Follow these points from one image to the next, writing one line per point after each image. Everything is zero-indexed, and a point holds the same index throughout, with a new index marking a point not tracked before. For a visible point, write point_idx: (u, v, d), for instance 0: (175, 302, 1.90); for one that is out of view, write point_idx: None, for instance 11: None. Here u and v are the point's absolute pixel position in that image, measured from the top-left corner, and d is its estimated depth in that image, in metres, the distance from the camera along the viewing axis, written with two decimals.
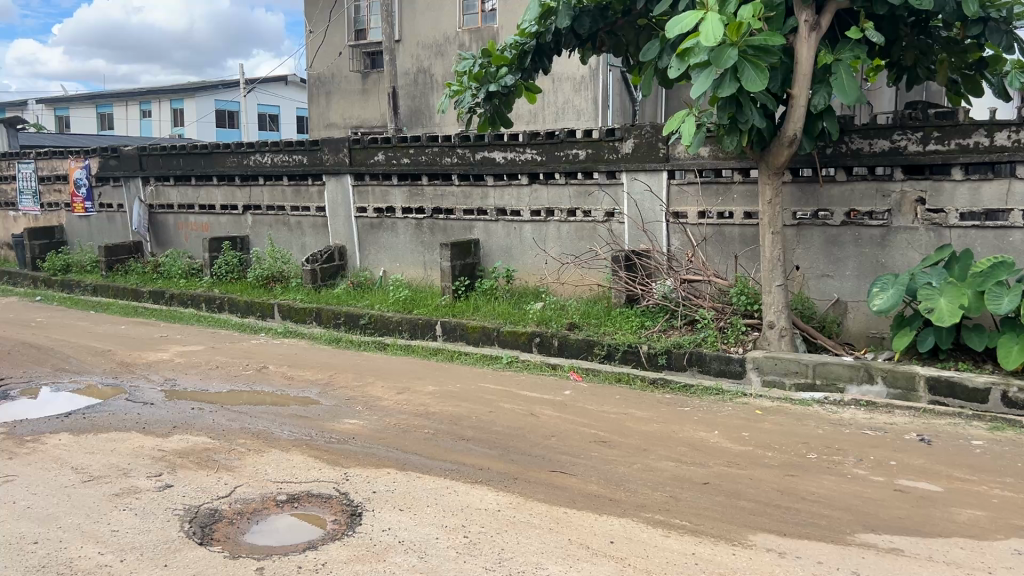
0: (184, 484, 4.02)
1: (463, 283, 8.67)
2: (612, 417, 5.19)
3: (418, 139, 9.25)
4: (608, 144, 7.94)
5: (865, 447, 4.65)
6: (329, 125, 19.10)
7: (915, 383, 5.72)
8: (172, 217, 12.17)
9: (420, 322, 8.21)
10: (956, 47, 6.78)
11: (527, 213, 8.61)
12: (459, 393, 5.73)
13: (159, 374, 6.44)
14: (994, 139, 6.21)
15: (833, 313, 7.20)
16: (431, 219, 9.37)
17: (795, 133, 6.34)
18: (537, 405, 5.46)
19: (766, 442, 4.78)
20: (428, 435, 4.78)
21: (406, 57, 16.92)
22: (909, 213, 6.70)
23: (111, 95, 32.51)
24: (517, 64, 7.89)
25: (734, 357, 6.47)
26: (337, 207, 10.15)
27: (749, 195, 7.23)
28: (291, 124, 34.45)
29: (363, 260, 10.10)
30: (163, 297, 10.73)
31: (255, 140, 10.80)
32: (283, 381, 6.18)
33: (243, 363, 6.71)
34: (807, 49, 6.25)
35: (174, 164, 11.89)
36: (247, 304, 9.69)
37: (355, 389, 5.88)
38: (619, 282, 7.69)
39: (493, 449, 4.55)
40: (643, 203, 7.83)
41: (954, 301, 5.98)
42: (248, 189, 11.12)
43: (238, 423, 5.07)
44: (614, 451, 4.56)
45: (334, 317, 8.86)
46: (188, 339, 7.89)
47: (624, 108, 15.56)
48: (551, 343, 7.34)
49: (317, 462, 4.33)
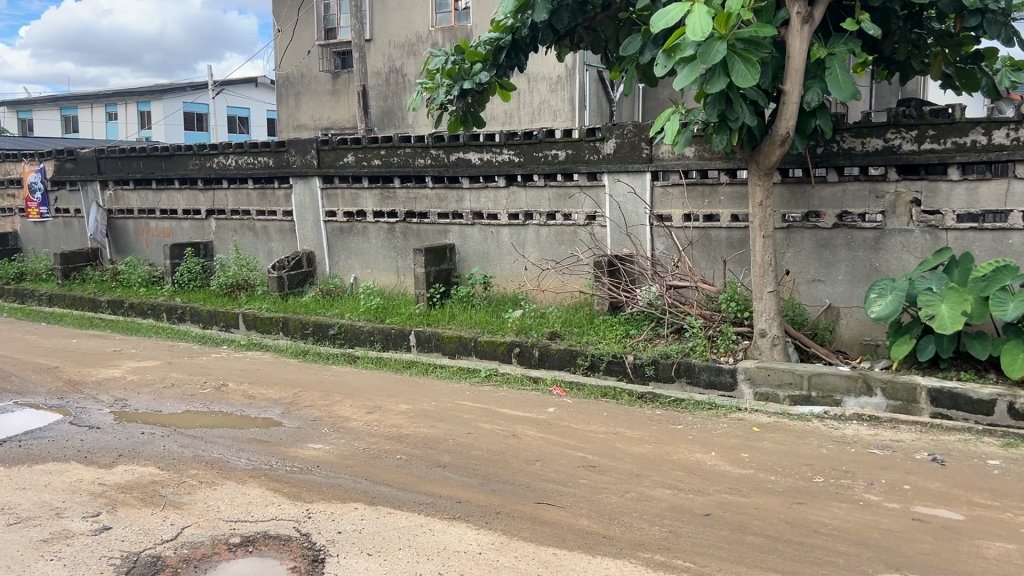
0: (124, 527, 3.57)
1: (438, 290, 8.26)
2: (600, 437, 4.81)
3: (390, 139, 8.82)
4: (589, 144, 7.58)
5: (875, 469, 4.30)
6: (299, 127, 18.58)
7: (916, 395, 5.40)
8: (132, 223, 11.63)
9: (392, 332, 7.76)
10: (950, 40, 6.54)
11: (504, 216, 8.22)
12: (434, 412, 5.31)
13: (108, 393, 5.95)
14: (992, 137, 5.92)
15: (825, 320, 6.87)
16: (404, 223, 8.96)
17: (787, 131, 6.01)
18: (519, 424, 5.06)
19: (768, 464, 4.41)
20: (401, 462, 4.36)
21: (378, 57, 16.49)
22: (904, 214, 6.40)
23: (75, 97, 31.68)
24: (493, 60, 7.47)
25: (724, 367, 6.11)
26: (305, 211, 9.70)
27: (736, 196, 6.90)
28: (261, 126, 33.83)
29: (332, 266, 9.64)
30: (122, 307, 10.19)
31: (218, 142, 10.29)
32: (244, 401, 5.72)
33: (201, 380, 6.24)
34: (799, 43, 5.90)
35: (134, 167, 11.34)
36: (210, 313, 9.20)
37: (321, 409, 5.45)
38: (602, 289, 7.29)
39: (472, 478, 4.14)
40: (626, 205, 7.47)
41: (956, 308, 5.67)
42: (211, 193, 10.61)
43: (192, 450, 4.62)
44: (603, 477, 4.17)
45: (302, 326, 8.40)
46: (142, 353, 7.40)
47: (602, 108, 15.22)
48: (531, 354, 6.94)
49: (277, 497, 3.89)
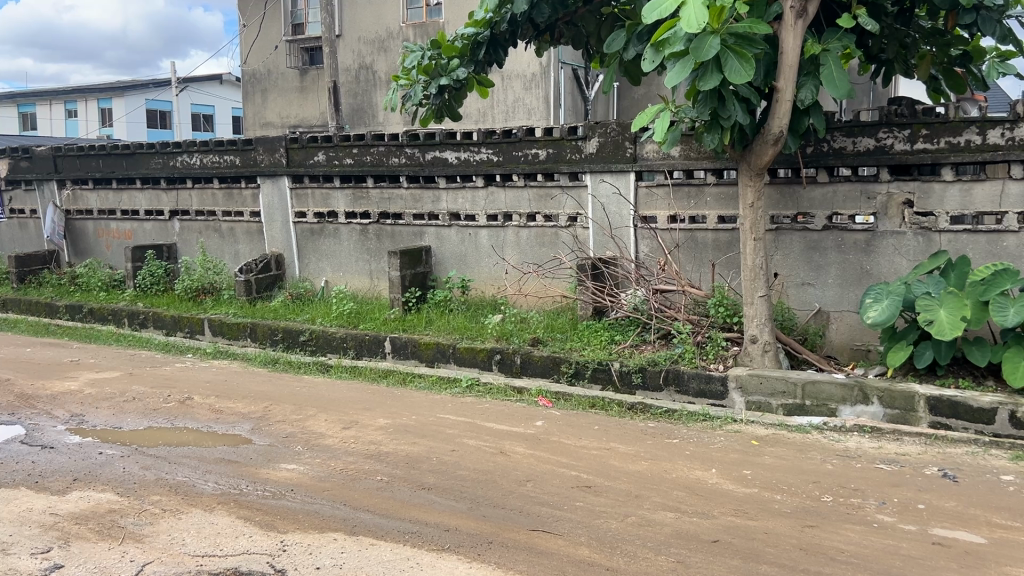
0: (78, 564, 3.22)
1: (414, 294, 7.93)
2: (592, 454, 4.53)
3: (363, 138, 8.49)
4: (571, 143, 7.31)
5: (885, 487, 4.06)
6: (266, 125, 18.11)
7: (915, 403, 5.19)
8: (91, 224, 11.14)
9: (367, 338, 7.43)
10: (940, 39, 6.29)
11: (482, 217, 7.91)
12: (415, 427, 5.00)
13: (63, 408, 5.56)
14: (987, 137, 5.75)
15: (815, 324, 6.66)
16: (377, 225, 8.62)
17: (780, 130, 5.76)
18: (506, 440, 4.77)
19: (773, 481, 4.17)
20: (382, 484, 4.06)
21: (348, 53, 16.11)
22: (896, 216, 6.20)
23: (33, 94, 30.81)
24: (470, 55, 7.22)
25: (714, 375, 5.87)
26: (273, 211, 9.32)
27: (723, 197, 6.67)
28: (226, 124, 33.15)
29: (302, 269, 9.26)
30: (80, 312, 9.73)
31: (182, 140, 9.86)
32: (211, 416, 5.36)
33: (164, 393, 5.86)
34: (792, 38, 5.65)
35: (93, 166, 10.87)
36: (174, 318, 8.79)
37: (293, 425, 5.12)
38: (585, 293, 6.99)
39: (459, 502, 3.84)
40: (610, 206, 7.21)
41: (955, 313, 5.44)
42: (175, 193, 10.17)
43: (154, 473, 4.26)
44: (601, 499, 3.89)
45: (271, 332, 8.03)
46: (101, 363, 6.99)
47: (577, 107, 14.98)
48: (512, 362, 6.65)
49: (248, 526, 3.56)
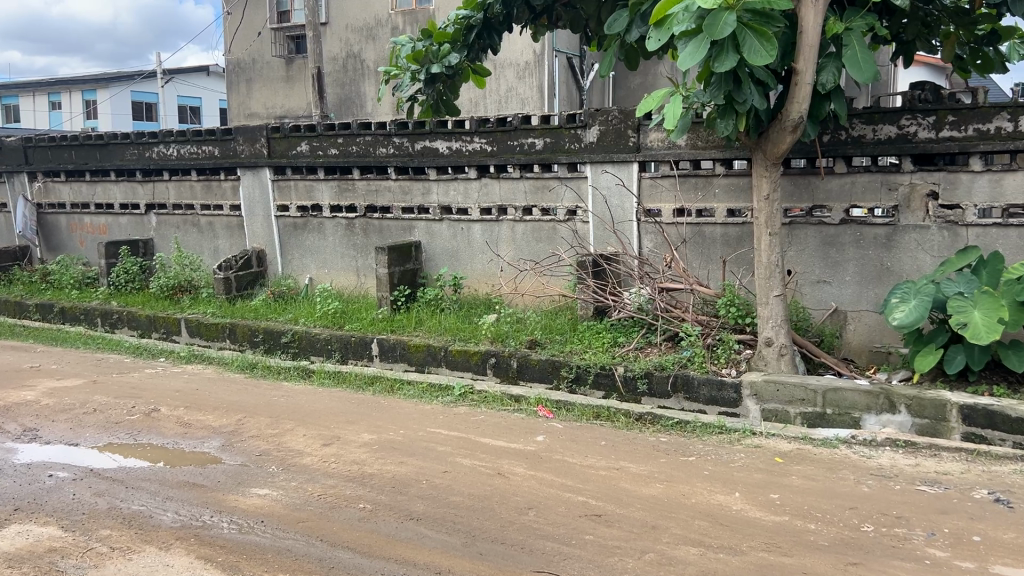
0: None
1: (403, 292, 7.44)
2: (600, 475, 4.06)
3: (348, 127, 7.99)
4: (570, 132, 6.83)
5: (931, 515, 3.60)
6: (250, 115, 17.56)
7: (947, 413, 4.75)
8: (64, 218, 10.60)
9: (352, 340, 6.94)
10: (965, 18, 5.71)
11: (475, 211, 7.43)
12: (403, 444, 4.52)
13: (16, 422, 5.05)
14: (1019, 123, 5.28)
15: (831, 325, 6.19)
16: (363, 219, 8.12)
17: (799, 116, 5.26)
18: (505, 458, 4.30)
19: (804, 508, 3.70)
20: (365, 514, 3.58)
21: (334, 41, 15.58)
22: (919, 209, 5.74)
23: (16, 87, 30.17)
24: (462, 40, 6.74)
25: (727, 381, 5.40)
26: (254, 205, 8.80)
27: (733, 189, 6.21)
28: (212, 116, 32.50)
29: (285, 266, 8.76)
30: (51, 312, 9.21)
31: (158, 129, 9.31)
32: (178, 430, 4.86)
33: (128, 405, 5.36)
34: (813, 16, 5.11)
35: (65, 157, 10.31)
36: (149, 319, 8.27)
37: (268, 441, 4.63)
38: (586, 292, 6.52)
39: (452, 536, 3.37)
40: (612, 199, 6.74)
41: (991, 314, 4.98)
42: (151, 185, 9.64)
43: (107, 501, 3.77)
44: (614, 532, 3.42)
45: (251, 333, 7.53)
46: (64, 369, 6.47)
47: (572, 97, 14.48)
48: (508, 365, 6.18)
49: (208, 569, 3.08)
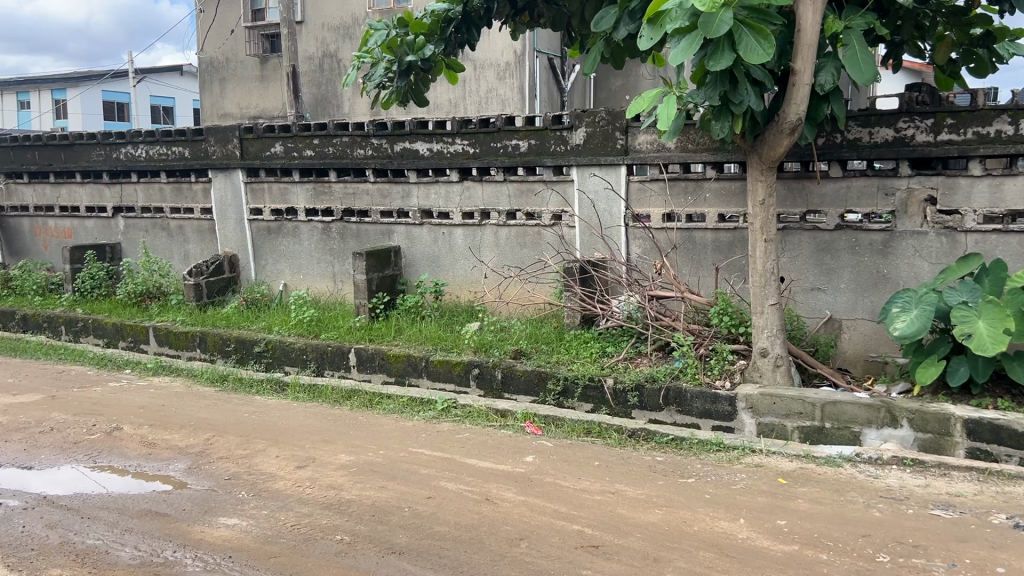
0: None
1: (381, 299, 7.14)
2: (594, 501, 3.80)
3: (324, 127, 7.69)
4: (555, 134, 6.56)
5: (950, 543, 3.38)
6: (224, 115, 17.16)
7: (951, 427, 4.54)
8: (27, 221, 10.18)
9: (328, 350, 6.64)
10: (959, 19, 5.44)
11: (457, 215, 7.16)
12: (383, 466, 4.24)
13: None
14: (1020, 126, 5.06)
15: (825, 334, 5.96)
16: (340, 223, 7.81)
17: (797, 118, 5.02)
18: (493, 482, 4.02)
19: (814, 536, 3.46)
20: (343, 547, 3.29)
21: (310, 40, 15.24)
22: (917, 215, 5.51)
23: None
24: (439, 33, 6.37)
25: (721, 394, 5.15)
26: (226, 208, 8.46)
27: (724, 193, 5.97)
28: (186, 116, 31.92)
29: (259, 272, 8.43)
30: (13, 320, 8.81)
31: (126, 129, 8.94)
32: (141, 451, 4.54)
33: (90, 423, 5.03)
34: (812, 14, 4.86)
35: (28, 158, 9.91)
36: (116, 327, 7.91)
37: (238, 463, 4.33)
38: (573, 299, 6.26)
39: (438, 573, 3.09)
40: (599, 203, 6.49)
41: (996, 325, 4.74)
42: (119, 187, 9.26)
43: (60, 534, 3.45)
44: (613, 566, 3.16)
45: (222, 342, 7.20)
46: (21, 383, 6.11)
47: (553, 98, 14.22)
48: (493, 377, 5.90)
49: None
